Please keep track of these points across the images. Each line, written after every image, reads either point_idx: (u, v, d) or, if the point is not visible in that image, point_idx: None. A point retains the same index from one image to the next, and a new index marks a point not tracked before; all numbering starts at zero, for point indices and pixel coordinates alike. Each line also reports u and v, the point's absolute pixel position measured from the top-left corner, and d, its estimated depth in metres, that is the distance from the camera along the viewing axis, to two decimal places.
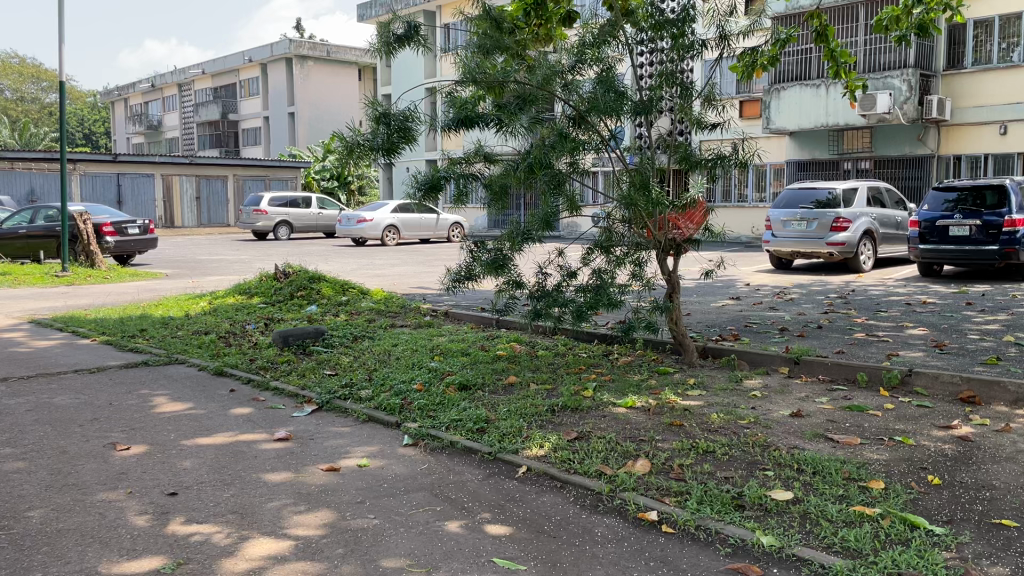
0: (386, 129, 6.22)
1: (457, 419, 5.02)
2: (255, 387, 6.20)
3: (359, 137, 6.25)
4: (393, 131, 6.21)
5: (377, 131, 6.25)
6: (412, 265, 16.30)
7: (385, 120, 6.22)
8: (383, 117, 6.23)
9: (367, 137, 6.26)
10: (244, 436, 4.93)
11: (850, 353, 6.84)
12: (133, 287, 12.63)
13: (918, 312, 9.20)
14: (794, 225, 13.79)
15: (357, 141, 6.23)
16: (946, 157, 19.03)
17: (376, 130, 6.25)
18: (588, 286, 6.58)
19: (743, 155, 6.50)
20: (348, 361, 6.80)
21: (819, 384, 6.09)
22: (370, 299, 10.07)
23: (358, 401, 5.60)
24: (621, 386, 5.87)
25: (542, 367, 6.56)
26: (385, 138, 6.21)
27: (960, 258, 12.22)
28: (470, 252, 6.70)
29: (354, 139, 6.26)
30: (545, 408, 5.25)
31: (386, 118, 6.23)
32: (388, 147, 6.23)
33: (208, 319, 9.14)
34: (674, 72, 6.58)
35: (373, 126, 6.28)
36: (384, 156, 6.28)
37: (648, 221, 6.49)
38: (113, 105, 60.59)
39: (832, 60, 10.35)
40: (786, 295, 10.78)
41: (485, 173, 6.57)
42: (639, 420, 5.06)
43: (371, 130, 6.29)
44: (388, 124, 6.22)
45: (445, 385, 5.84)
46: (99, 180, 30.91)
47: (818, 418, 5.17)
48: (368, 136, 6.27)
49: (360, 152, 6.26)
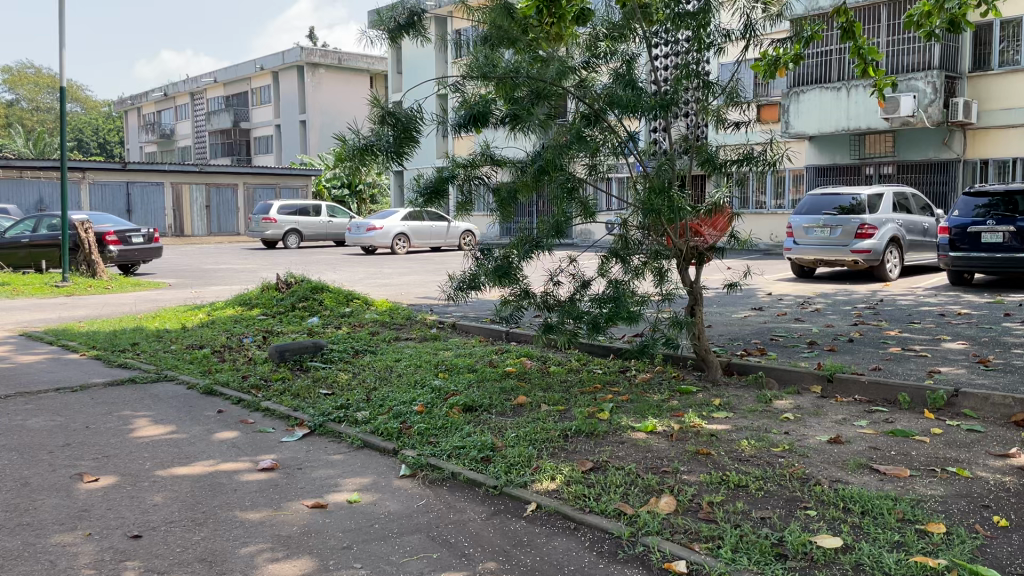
0: (390, 128, 5.75)
1: (460, 446, 4.55)
2: (244, 408, 5.75)
3: (362, 140, 5.79)
4: (398, 131, 5.74)
5: (381, 131, 5.78)
6: (421, 274, 15.89)
7: (391, 120, 5.75)
8: (387, 114, 5.77)
9: (371, 137, 5.80)
10: (226, 465, 4.49)
11: (887, 370, 6.34)
12: (133, 298, 12.24)
13: (953, 323, 8.68)
14: (817, 231, 13.26)
15: (359, 144, 5.76)
16: (972, 161, 18.46)
17: (380, 130, 5.79)
18: (605, 297, 6.04)
19: (772, 156, 6.01)
20: (346, 378, 6.37)
21: (856, 405, 5.58)
22: (374, 311, 9.65)
23: (353, 425, 5.13)
24: (640, 407, 5.39)
25: (555, 387, 6.05)
26: (389, 139, 5.75)
27: (993, 267, 11.66)
28: (475, 260, 6.23)
29: (357, 141, 5.79)
30: (557, 433, 4.79)
31: (391, 115, 5.77)
32: (395, 148, 5.75)
33: (205, 332, 8.72)
34: (695, 67, 6.06)
35: (377, 125, 5.81)
36: (389, 159, 5.82)
37: (668, 228, 6.03)
38: (127, 115, 60.75)
39: (860, 57, 9.77)
40: (810, 305, 10.27)
41: (493, 178, 6.13)
42: (661, 448, 4.58)
43: (374, 131, 5.83)
44: (393, 122, 5.75)
45: (448, 406, 5.37)
46: (108, 189, 30.70)
47: (859, 445, 4.68)
48: (370, 138, 5.81)
49: (364, 154, 5.79)
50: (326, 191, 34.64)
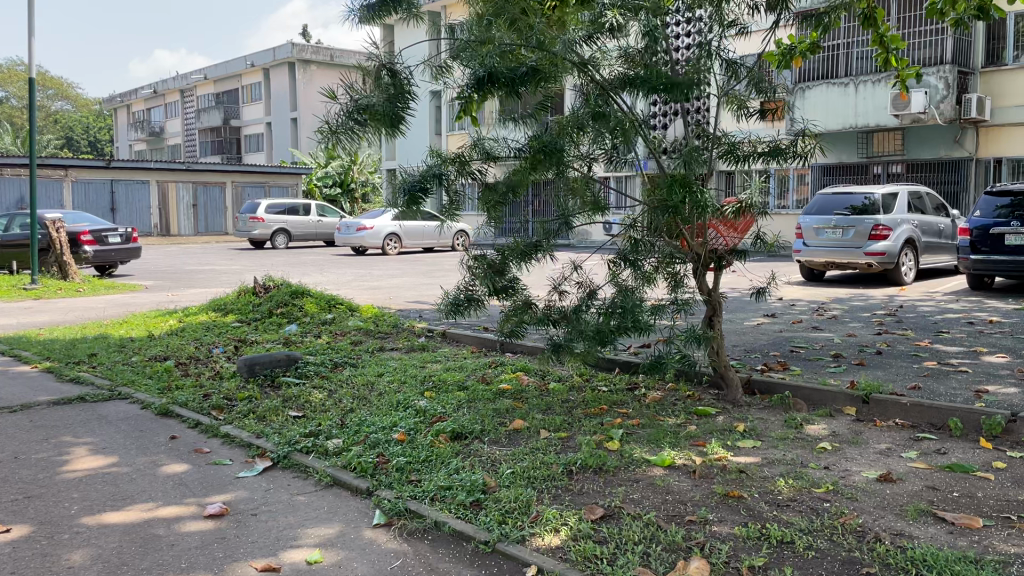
0: (385, 91, 5.06)
1: (446, 486, 3.84)
2: (201, 433, 5.05)
3: (354, 101, 5.07)
4: (391, 96, 5.05)
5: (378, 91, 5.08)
6: (413, 277, 15.14)
7: (390, 77, 5.12)
8: (382, 74, 5.11)
9: (362, 100, 5.07)
10: (166, 510, 3.80)
11: (927, 388, 5.65)
12: (103, 302, 11.50)
13: (986, 333, 7.99)
14: (828, 232, 12.61)
15: (351, 105, 5.06)
16: (984, 160, 17.84)
17: (376, 91, 5.08)
18: (612, 305, 5.30)
19: (803, 147, 5.34)
20: (320, 398, 5.65)
21: (899, 431, 4.90)
22: (358, 318, 8.95)
23: (323, 456, 4.42)
24: (653, 435, 4.69)
25: (555, 408, 5.36)
26: (379, 103, 5.00)
27: (1017, 270, 10.97)
28: (469, 267, 5.58)
29: (351, 101, 5.08)
30: (559, 469, 4.10)
31: (390, 74, 5.12)
32: (390, 114, 5.01)
33: (172, 341, 8.01)
34: (716, 47, 5.40)
35: (371, 85, 5.12)
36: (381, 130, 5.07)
37: (684, 229, 5.27)
38: (116, 114, 59.91)
39: (881, 46, 9.00)
40: (825, 312, 9.60)
41: (487, 175, 5.45)
42: (683, 488, 3.88)
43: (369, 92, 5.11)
44: (390, 85, 5.09)
45: (434, 434, 4.67)
46: (92, 187, 29.90)
47: (914, 484, 4.01)
48: (362, 99, 5.07)
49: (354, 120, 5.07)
50: (317, 190, 33.43)
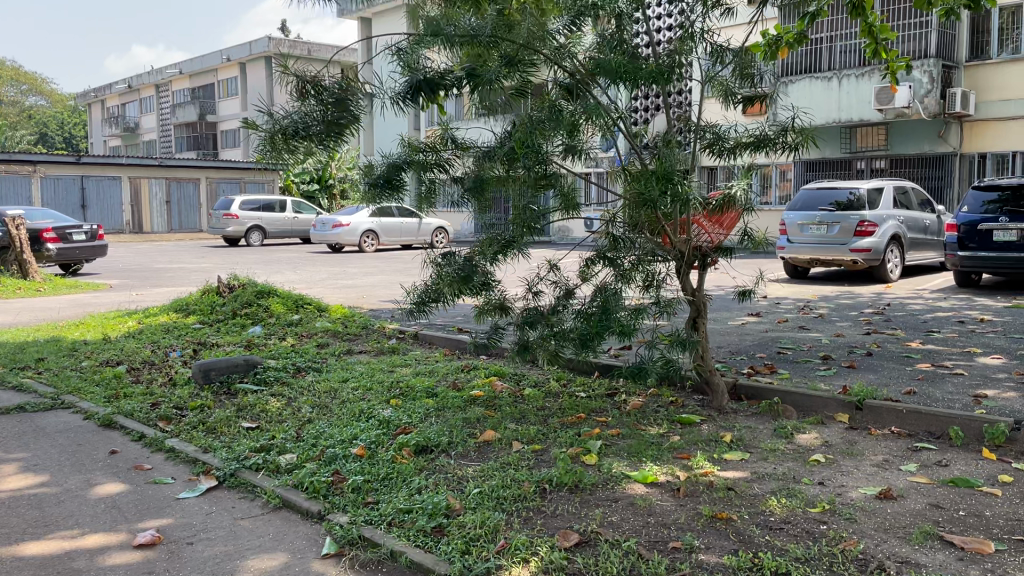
0: (318, 105, 4.68)
1: (406, 509, 3.47)
2: (145, 447, 4.66)
3: (282, 119, 4.66)
4: (328, 105, 4.67)
5: (307, 107, 4.69)
6: (389, 275, 14.74)
7: (316, 92, 4.69)
8: (309, 87, 4.69)
9: (294, 115, 4.68)
10: (92, 539, 3.42)
11: (923, 393, 5.34)
12: (62, 301, 11.02)
13: (978, 332, 7.73)
14: (812, 229, 12.31)
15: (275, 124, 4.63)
16: (968, 155, 17.66)
17: (305, 107, 4.69)
18: (591, 311, 4.91)
19: (795, 135, 4.93)
20: (277, 406, 5.27)
21: (896, 441, 4.59)
22: (327, 319, 8.55)
23: (273, 473, 4.04)
24: (633, 447, 4.35)
25: (529, 416, 5.03)
26: (318, 118, 4.66)
27: (1004, 268, 10.74)
28: (436, 265, 5.17)
29: (272, 122, 4.65)
30: (531, 488, 3.74)
31: (315, 86, 4.69)
32: (326, 129, 4.66)
33: (127, 344, 7.58)
34: (699, 28, 5.03)
35: (299, 101, 4.70)
36: (322, 142, 4.71)
37: (665, 224, 4.97)
38: (90, 108, 58.90)
39: (869, 37, 8.56)
40: (812, 310, 9.31)
41: (455, 167, 5.10)
42: (666, 508, 3.54)
43: (297, 109, 4.71)
44: (321, 97, 4.69)
45: (397, 448, 4.29)
46: (62, 183, 29.22)
47: (916, 502, 3.69)
48: (291, 116, 4.68)
49: (290, 138, 4.64)
50: (294, 187, 32.47)
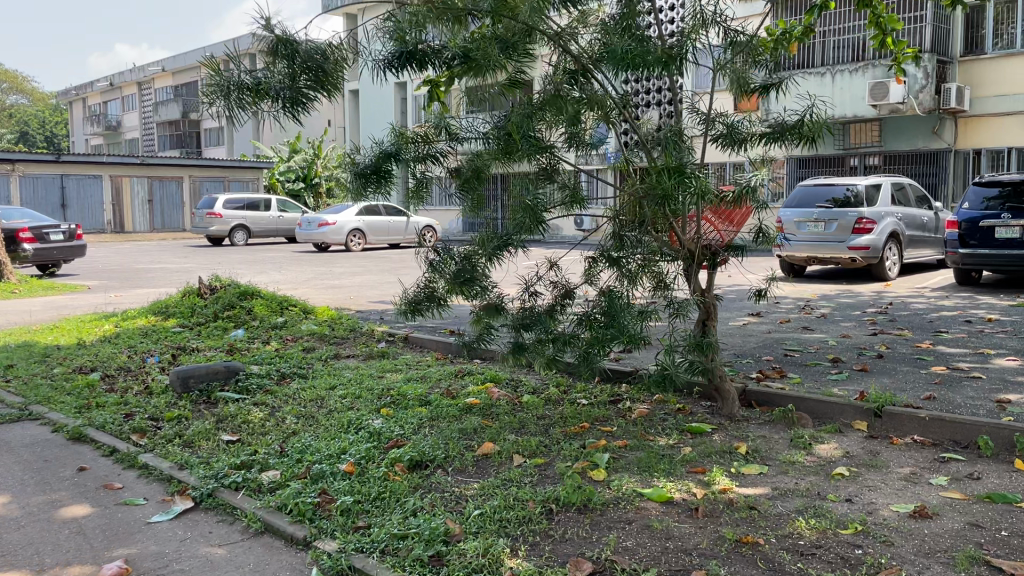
0: (285, 68, 4.31)
1: (401, 534, 3.16)
2: (116, 463, 4.32)
3: (248, 74, 4.32)
4: (297, 71, 4.33)
5: (273, 68, 4.33)
6: (376, 274, 14.40)
7: (286, 52, 4.28)
8: (282, 46, 4.26)
9: (261, 72, 4.34)
10: (52, 573, 3.10)
11: (943, 398, 5.07)
12: (37, 303, 10.62)
13: (988, 332, 7.49)
14: (809, 226, 12.05)
15: (238, 80, 4.29)
16: (962, 152, 17.51)
17: (272, 67, 4.32)
18: (596, 317, 4.63)
19: (812, 125, 4.59)
20: (260, 417, 4.93)
21: (921, 451, 4.30)
22: (313, 321, 8.21)
23: (255, 493, 3.72)
24: (643, 460, 4.04)
25: (530, 426, 4.71)
26: (281, 83, 4.32)
27: (1006, 265, 10.50)
28: (429, 264, 4.81)
29: (235, 75, 4.31)
30: (537, 509, 3.43)
31: (287, 46, 4.27)
32: (289, 95, 4.36)
33: (102, 349, 7.22)
34: (713, 13, 4.76)
35: (269, 60, 4.32)
36: (284, 106, 4.40)
37: (671, 222, 4.65)
38: (71, 106, 58.12)
39: (877, 28, 8.28)
40: (813, 310, 9.05)
41: (449, 157, 4.78)
42: (685, 532, 3.24)
43: (265, 66, 4.34)
44: (291, 60, 4.29)
45: (389, 464, 3.97)
46: (40, 182, 28.65)
47: (954, 521, 3.41)
48: (258, 72, 4.33)
49: (245, 93, 4.31)
50: (279, 185, 32.04)
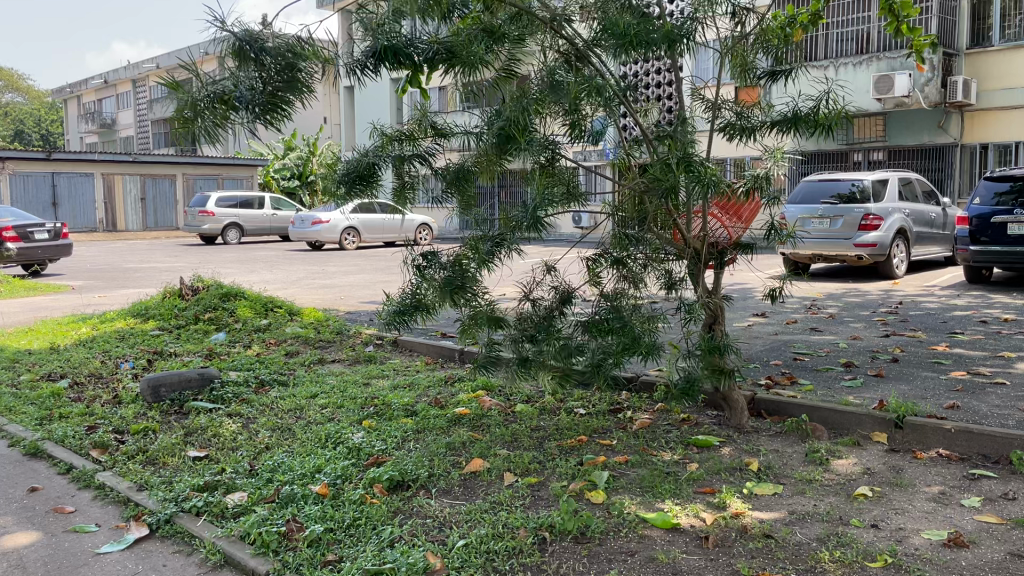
0: (258, 75, 3.59)
1: (375, 570, 2.81)
2: (72, 482, 3.97)
3: (215, 84, 3.56)
4: (272, 76, 3.61)
5: (242, 76, 3.58)
6: (370, 274, 14.03)
7: (257, 56, 3.57)
8: (249, 47, 3.55)
9: (228, 83, 3.57)
10: None
11: (968, 408, 4.71)
12: (14, 305, 10.25)
13: (1006, 333, 7.14)
14: (815, 223, 11.70)
15: (206, 93, 3.53)
16: (969, 146, 17.17)
17: (242, 75, 3.58)
18: (598, 323, 4.22)
19: (831, 112, 4.20)
20: (233, 429, 4.58)
21: (948, 467, 3.95)
22: (298, 323, 7.85)
23: (218, 518, 3.37)
24: (646, 479, 3.69)
25: (524, 440, 4.34)
26: (257, 91, 3.58)
27: (1020, 262, 10.15)
28: (417, 269, 4.37)
29: (203, 88, 3.54)
30: (529, 539, 3.07)
31: (258, 49, 3.56)
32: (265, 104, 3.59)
33: (75, 354, 6.87)
34: None
35: (237, 67, 3.58)
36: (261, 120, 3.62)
37: (675, 216, 4.31)
38: (66, 104, 57.79)
39: (890, 14, 7.88)
40: (821, 310, 8.71)
41: (438, 155, 4.44)
42: (694, 568, 2.88)
43: (233, 75, 3.59)
44: (263, 64, 3.59)
45: (366, 485, 3.61)
46: (31, 180, 28.29)
47: (992, 549, 3.06)
48: (225, 83, 3.57)
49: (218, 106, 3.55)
50: (274, 183, 31.64)
